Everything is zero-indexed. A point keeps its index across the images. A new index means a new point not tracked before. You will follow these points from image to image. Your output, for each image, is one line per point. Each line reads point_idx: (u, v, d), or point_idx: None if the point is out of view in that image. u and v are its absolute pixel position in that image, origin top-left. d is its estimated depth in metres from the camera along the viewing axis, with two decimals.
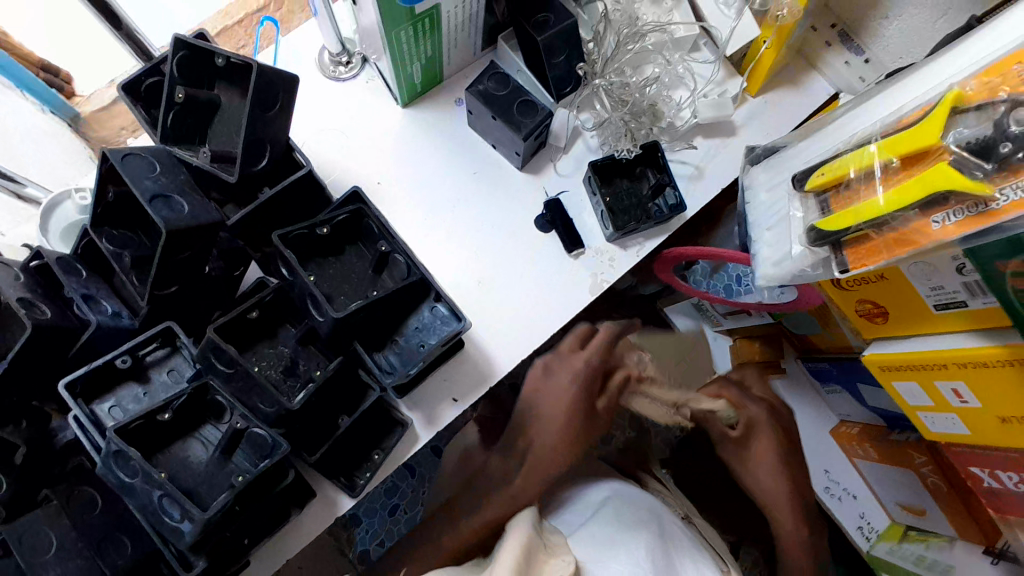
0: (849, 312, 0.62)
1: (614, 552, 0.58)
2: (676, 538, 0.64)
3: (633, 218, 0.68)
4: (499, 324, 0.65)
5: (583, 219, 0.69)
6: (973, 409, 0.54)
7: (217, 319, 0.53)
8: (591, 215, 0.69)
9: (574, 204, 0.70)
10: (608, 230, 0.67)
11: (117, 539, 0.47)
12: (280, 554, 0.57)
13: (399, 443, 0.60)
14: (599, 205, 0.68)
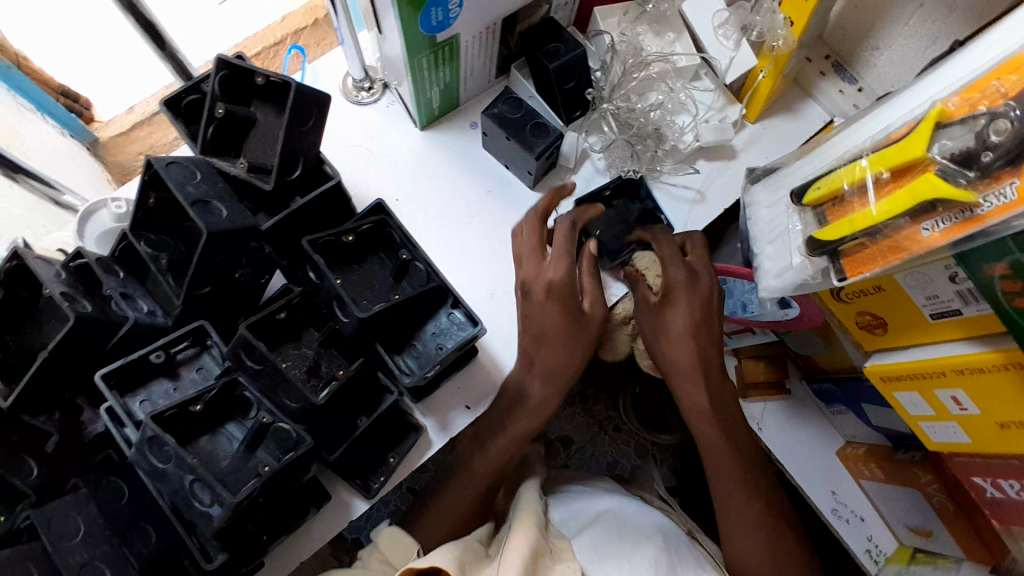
0: (849, 324, 0.64)
1: (615, 559, 0.59)
2: (684, 552, 0.63)
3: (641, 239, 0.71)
4: (511, 335, 0.68)
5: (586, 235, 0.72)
6: (972, 415, 0.56)
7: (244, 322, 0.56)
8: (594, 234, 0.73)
9: None
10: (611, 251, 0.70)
11: (142, 528, 0.48)
12: (289, 559, 0.58)
13: (414, 448, 0.62)
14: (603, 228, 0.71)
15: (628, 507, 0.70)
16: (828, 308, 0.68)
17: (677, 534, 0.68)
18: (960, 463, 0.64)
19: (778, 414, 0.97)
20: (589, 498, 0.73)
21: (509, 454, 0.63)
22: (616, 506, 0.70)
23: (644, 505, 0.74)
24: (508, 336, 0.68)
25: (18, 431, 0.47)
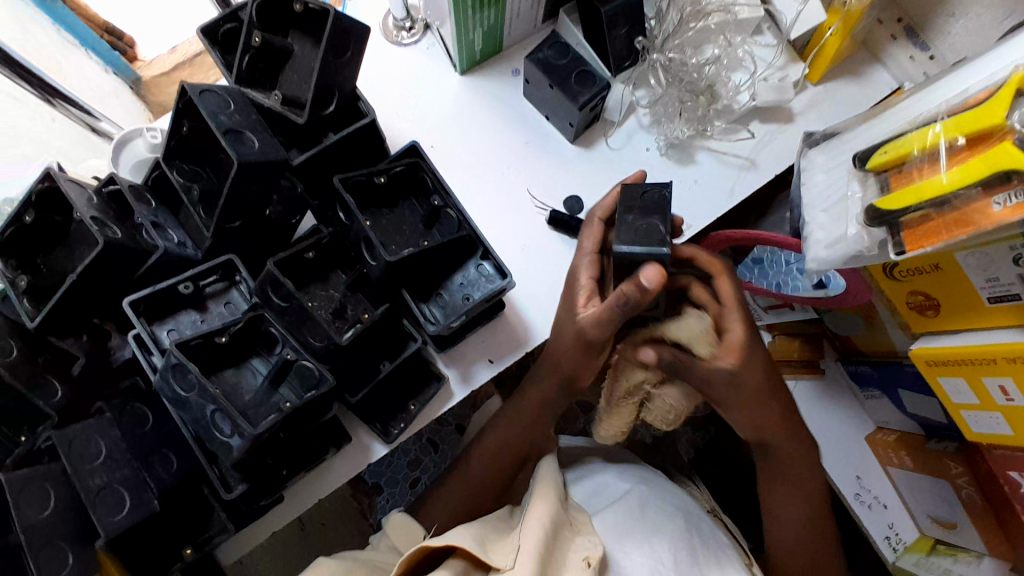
0: (898, 304, 0.60)
1: (636, 541, 0.59)
2: (706, 540, 0.63)
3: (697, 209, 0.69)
4: (540, 295, 0.66)
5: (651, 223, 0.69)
6: (1018, 407, 0.53)
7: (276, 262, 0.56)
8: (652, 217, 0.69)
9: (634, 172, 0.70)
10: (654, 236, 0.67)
11: (164, 454, 0.49)
12: (309, 495, 0.59)
13: (435, 397, 0.62)
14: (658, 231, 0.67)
15: (651, 484, 0.69)
16: (875, 283, 0.65)
17: (692, 509, 0.68)
18: (999, 457, 0.61)
19: (809, 393, 0.95)
20: (612, 473, 0.72)
21: (541, 409, 0.64)
22: (637, 481, 0.70)
23: (668, 483, 0.73)
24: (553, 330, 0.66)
25: (46, 351, 0.49)
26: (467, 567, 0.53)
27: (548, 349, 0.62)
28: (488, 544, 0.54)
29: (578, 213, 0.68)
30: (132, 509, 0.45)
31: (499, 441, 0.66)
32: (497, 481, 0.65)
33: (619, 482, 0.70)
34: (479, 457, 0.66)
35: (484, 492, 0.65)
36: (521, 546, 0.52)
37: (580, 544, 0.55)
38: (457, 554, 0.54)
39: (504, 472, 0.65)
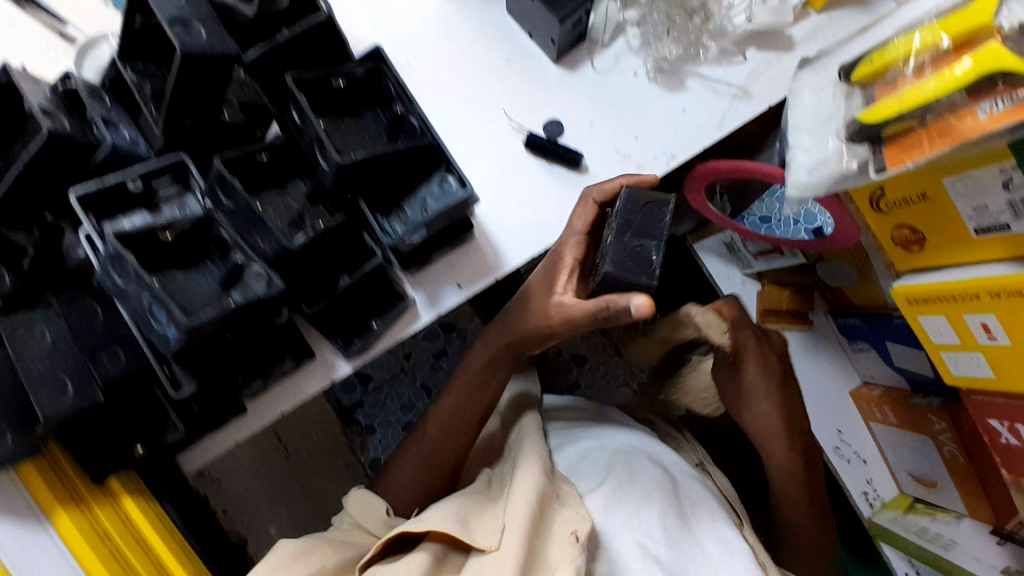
0: (883, 239, 0.57)
1: (624, 504, 0.63)
2: (693, 504, 0.67)
3: (688, 132, 0.66)
4: (512, 221, 0.64)
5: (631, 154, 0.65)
6: (1001, 347, 0.50)
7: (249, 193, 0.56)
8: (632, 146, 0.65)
9: (620, 97, 0.66)
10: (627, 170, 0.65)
11: (112, 350, 0.49)
12: (274, 406, 0.61)
13: (400, 317, 0.61)
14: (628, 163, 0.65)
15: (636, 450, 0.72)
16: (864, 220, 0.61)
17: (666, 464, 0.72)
18: (979, 403, 0.58)
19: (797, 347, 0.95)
20: (593, 438, 0.76)
21: (491, 362, 0.72)
22: (618, 445, 0.72)
23: (651, 444, 0.77)
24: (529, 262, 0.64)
25: None
26: (443, 549, 0.59)
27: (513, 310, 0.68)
28: (468, 519, 0.59)
29: (559, 138, 0.65)
30: (75, 398, 0.46)
31: (470, 409, 0.72)
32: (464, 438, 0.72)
33: (598, 445, 0.73)
34: (445, 423, 0.72)
35: (451, 446, 0.72)
36: (506, 524, 0.58)
37: (564, 517, 0.60)
38: (430, 535, 0.60)
39: (467, 429, 0.72)
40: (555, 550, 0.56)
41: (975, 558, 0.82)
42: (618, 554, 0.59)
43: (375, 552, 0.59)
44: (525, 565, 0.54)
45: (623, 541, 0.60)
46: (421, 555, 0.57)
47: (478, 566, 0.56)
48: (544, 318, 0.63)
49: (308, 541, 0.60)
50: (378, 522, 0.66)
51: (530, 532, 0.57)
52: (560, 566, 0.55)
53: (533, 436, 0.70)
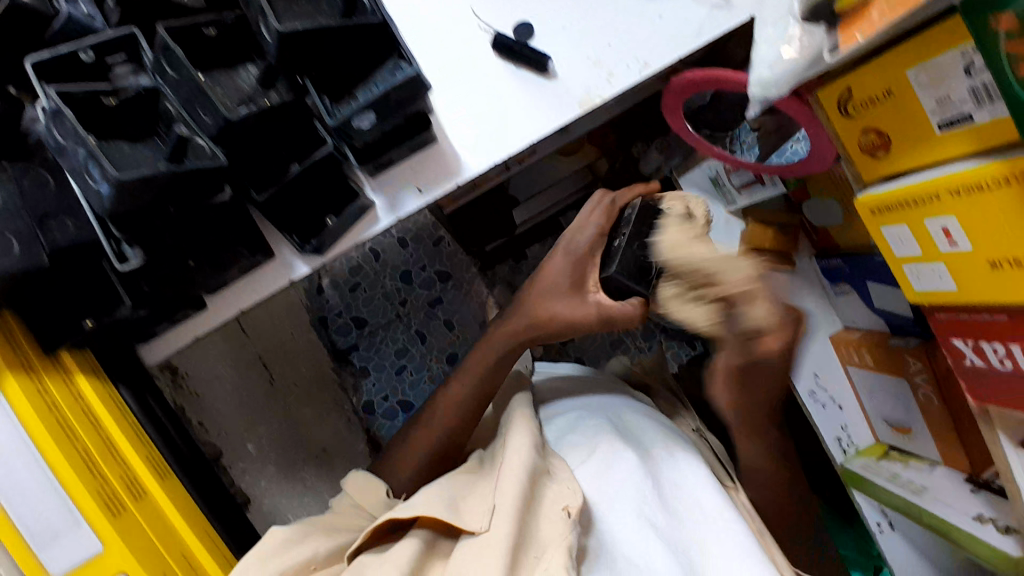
0: (851, 147, 0.55)
1: (608, 481, 0.65)
2: (677, 475, 0.68)
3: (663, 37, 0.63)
4: (473, 126, 0.62)
5: (602, 62, 0.63)
6: (961, 254, 0.48)
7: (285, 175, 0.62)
8: (606, 53, 0.63)
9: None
10: (601, 80, 0.63)
11: (61, 219, 0.50)
12: (236, 304, 0.63)
13: (358, 216, 0.61)
14: (599, 70, 0.63)
15: (620, 420, 0.75)
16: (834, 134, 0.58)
17: (645, 429, 0.74)
18: (945, 321, 0.56)
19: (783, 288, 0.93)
20: (579, 412, 0.79)
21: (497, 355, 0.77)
22: (602, 416, 0.75)
23: (640, 411, 0.79)
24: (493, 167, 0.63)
25: None
26: (432, 534, 0.63)
27: (534, 305, 0.76)
28: (459, 505, 0.62)
29: (528, 41, 0.63)
30: (20, 255, 0.49)
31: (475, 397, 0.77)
32: (470, 424, 0.77)
33: (584, 418, 0.76)
34: (453, 412, 0.77)
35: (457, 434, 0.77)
36: (496, 505, 0.60)
37: (556, 491, 0.63)
38: (420, 521, 0.63)
39: (468, 416, 0.77)
40: (548, 527, 0.59)
41: (946, 502, 0.78)
42: (607, 524, 0.62)
43: (365, 540, 0.62)
44: (518, 542, 0.58)
45: (613, 514, 0.63)
46: (410, 541, 0.61)
47: (469, 546, 0.58)
48: (580, 317, 0.73)
49: (301, 530, 0.65)
50: (376, 503, 0.69)
51: (520, 509, 0.59)
52: (551, 542, 0.57)
53: (521, 404, 0.74)
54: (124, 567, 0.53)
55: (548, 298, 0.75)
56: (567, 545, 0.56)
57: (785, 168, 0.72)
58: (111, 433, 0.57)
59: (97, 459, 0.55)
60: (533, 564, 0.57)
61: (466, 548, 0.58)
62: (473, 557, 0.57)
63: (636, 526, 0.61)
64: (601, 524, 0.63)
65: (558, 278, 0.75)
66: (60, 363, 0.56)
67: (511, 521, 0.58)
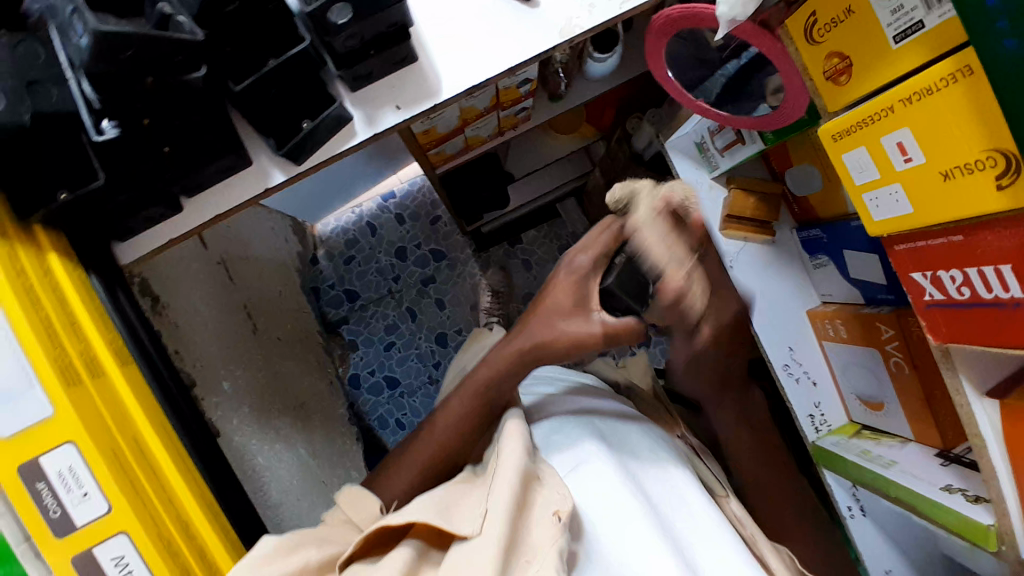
0: (816, 75, 0.56)
1: (604, 492, 0.61)
2: (677, 497, 0.64)
3: None
4: (450, 49, 0.64)
5: None
6: (916, 169, 0.49)
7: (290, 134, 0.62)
8: None
9: None
10: (582, 11, 0.64)
11: (47, 88, 0.52)
12: (213, 209, 0.64)
13: (332, 123, 0.62)
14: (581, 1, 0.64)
15: (622, 428, 0.72)
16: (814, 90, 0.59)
17: (636, 437, 0.71)
18: (903, 251, 0.56)
19: (759, 256, 0.95)
20: (574, 413, 0.75)
21: (504, 370, 0.73)
22: (603, 422, 0.72)
23: (646, 427, 0.76)
24: (472, 90, 0.65)
25: None
26: (423, 544, 0.60)
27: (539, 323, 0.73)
28: (450, 509, 0.60)
29: None
30: (4, 111, 0.49)
31: (474, 410, 0.73)
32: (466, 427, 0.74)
33: (574, 421, 0.73)
34: (453, 423, 0.74)
35: (450, 444, 0.74)
36: (489, 510, 0.57)
37: (547, 496, 0.59)
38: (413, 530, 0.61)
39: (470, 431, 0.74)
40: (540, 532, 0.56)
41: (916, 476, 0.76)
42: (596, 528, 0.59)
43: (357, 548, 0.60)
44: (509, 551, 0.55)
45: (604, 519, 0.59)
46: (401, 550, 0.58)
47: (460, 552, 0.56)
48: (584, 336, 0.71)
49: (293, 538, 0.60)
50: (367, 514, 0.67)
51: (513, 512, 0.57)
52: (543, 547, 0.54)
53: (512, 414, 0.70)
54: (70, 436, 0.53)
55: (554, 319, 0.72)
56: (560, 550, 0.54)
57: (754, 122, 0.72)
58: (74, 309, 0.58)
59: (58, 329, 0.55)
60: (525, 569, 0.54)
61: (458, 553, 0.56)
62: (465, 564, 0.54)
63: (632, 524, 0.57)
64: (591, 530, 0.59)
65: (562, 297, 0.72)
66: (32, 235, 0.57)
67: (504, 523, 0.56)
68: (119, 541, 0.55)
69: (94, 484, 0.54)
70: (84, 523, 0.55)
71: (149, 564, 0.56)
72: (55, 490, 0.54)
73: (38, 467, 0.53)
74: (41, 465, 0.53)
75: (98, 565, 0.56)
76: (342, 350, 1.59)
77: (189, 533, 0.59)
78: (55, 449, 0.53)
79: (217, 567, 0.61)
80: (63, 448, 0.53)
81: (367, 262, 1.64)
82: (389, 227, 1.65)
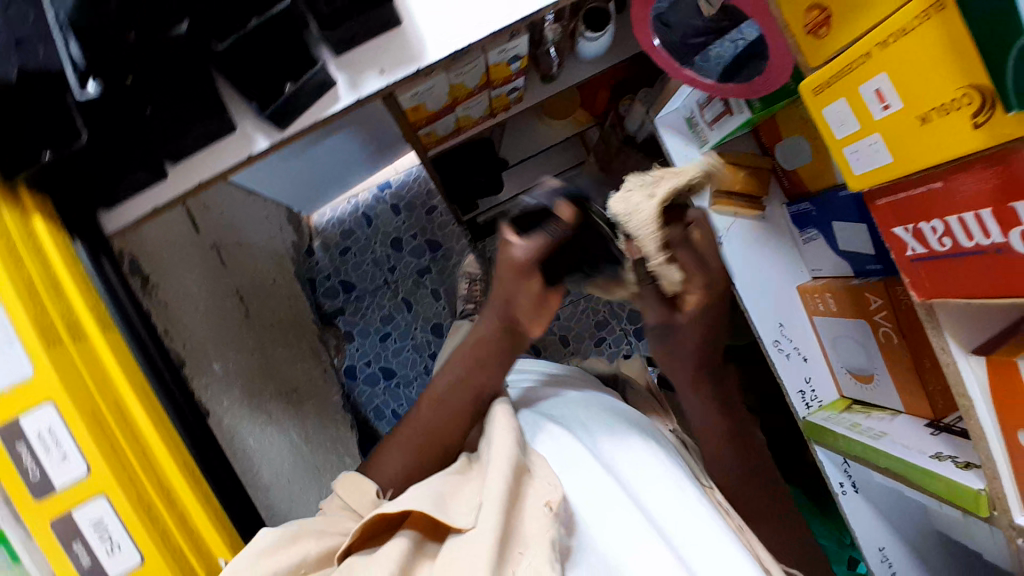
0: (795, 28, 0.55)
1: (605, 499, 0.57)
2: (686, 497, 0.59)
3: None
4: (437, 14, 0.64)
5: None
6: (894, 115, 0.49)
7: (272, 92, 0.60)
8: None
9: None
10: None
11: (34, 45, 0.53)
12: (193, 174, 0.64)
13: (316, 84, 0.62)
14: None
15: (615, 421, 0.69)
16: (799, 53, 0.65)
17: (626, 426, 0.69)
18: (885, 206, 0.56)
19: (749, 231, 0.94)
20: (564, 406, 0.73)
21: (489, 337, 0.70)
22: (594, 415, 0.70)
23: (639, 422, 0.74)
24: (458, 54, 0.65)
25: None
26: (419, 535, 0.57)
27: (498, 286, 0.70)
28: (446, 500, 0.57)
29: None
30: None
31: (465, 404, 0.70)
32: (452, 402, 0.71)
33: (570, 415, 0.70)
34: (437, 404, 0.71)
35: (442, 430, 0.70)
36: (483, 500, 0.55)
37: (537, 488, 0.57)
38: (409, 519, 0.58)
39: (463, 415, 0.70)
40: (531, 526, 0.53)
41: (906, 446, 0.76)
42: (589, 523, 0.56)
43: (354, 538, 0.57)
44: (501, 542, 0.52)
45: (597, 515, 0.56)
46: (398, 540, 0.55)
47: (455, 545, 0.53)
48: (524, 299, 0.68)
49: (292, 528, 0.59)
50: (366, 501, 0.65)
51: (506, 504, 0.54)
52: (535, 539, 0.52)
53: (501, 402, 0.69)
54: (51, 396, 0.54)
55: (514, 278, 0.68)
56: (551, 540, 0.51)
57: (741, 88, 0.72)
58: (58, 273, 0.58)
59: (39, 290, 0.56)
60: (517, 560, 0.51)
61: (453, 546, 0.53)
62: (458, 553, 0.52)
63: (623, 517, 0.55)
64: (584, 525, 0.56)
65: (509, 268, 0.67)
66: (18, 198, 0.58)
67: (498, 514, 0.53)
68: (97, 504, 0.56)
69: (73, 446, 0.54)
70: (63, 485, 0.55)
71: (130, 531, 0.56)
72: (34, 452, 0.54)
73: (20, 427, 0.54)
74: (21, 428, 0.54)
75: (78, 530, 0.56)
76: (337, 341, 1.59)
77: (169, 498, 0.59)
78: (36, 409, 0.53)
79: (196, 531, 0.60)
80: (44, 408, 0.54)
81: (362, 252, 1.64)
82: (385, 217, 1.65)
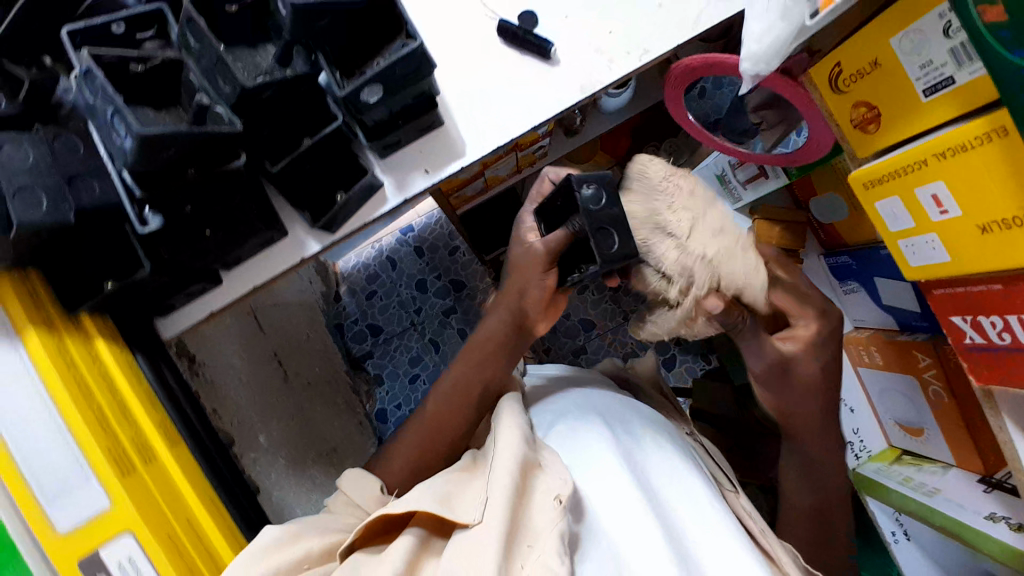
0: (843, 122, 0.55)
1: (615, 488, 0.58)
2: (698, 493, 0.60)
3: (662, 25, 0.64)
4: (480, 119, 0.65)
5: (604, 48, 0.64)
6: (952, 219, 0.49)
7: (324, 203, 0.62)
8: (608, 43, 0.64)
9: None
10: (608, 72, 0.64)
11: (88, 181, 0.54)
12: (246, 282, 0.64)
13: (366, 190, 0.63)
14: (602, 60, 0.64)
15: (621, 415, 0.69)
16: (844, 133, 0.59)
17: (638, 421, 0.69)
18: (944, 295, 0.56)
19: None
20: (572, 401, 0.73)
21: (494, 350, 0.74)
22: (600, 408, 0.70)
23: (652, 415, 0.75)
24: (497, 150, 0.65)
25: None
26: (427, 532, 0.58)
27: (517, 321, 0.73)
28: (452, 499, 0.58)
29: (533, 28, 0.65)
30: (48, 211, 0.51)
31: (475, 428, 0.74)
32: (465, 418, 0.73)
33: (577, 410, 0.70)
34: (436, 408, 0.75)
35: (438, 444, 0.73)
36: (489, 496, 0.56)
37: (547, 482, 0.58)
38: (414, 518, 0.59)
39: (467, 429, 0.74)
40: (540, 518, 0.54)
41: (959, 503, 0.75)
42: (598, 513, 0.57)
43: (357, 536, 0.58)
44: (506, 542, 0.52)
45: (606, 506, 0.57)
46: (404, 539, 0.57)
47: (461, 540, 0.54)
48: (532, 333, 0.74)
49: (294, 526, 0.60)
50: (372, 498, 0.66)
51: (513, 500, 0.55)
52: (543, 529, 0.53)
53: (510, 398, 0.70)
54: (131, 527, 0.55)
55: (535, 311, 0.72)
56: (558, 531, 0.52)
57: (775, 159, 0.73)
58: (126, 398, 0.59)
59: (111, 421, 0.57)
60: (526, 553, 0.51)
61: (458, 545, 0.53)
62: (465, 551, 0.52)
63: (630, 511, 0.56)
64: (592, 513, 0.58)
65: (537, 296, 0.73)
66: (81, 326, 0.59)
67: (504, 511, 0.54)
68: None
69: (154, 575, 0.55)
70: None
71: None
72: None
73: (100, 559, 0.55)
74: (101, 560, 0.55)
75: None
76: (368, 386, 1.59)
77: None
78: (114, 540, 0.55)
79: None
80: (122, 538, 0.55)
81: (388, 295, 1.65)
82: (408, 260, 1.67)
